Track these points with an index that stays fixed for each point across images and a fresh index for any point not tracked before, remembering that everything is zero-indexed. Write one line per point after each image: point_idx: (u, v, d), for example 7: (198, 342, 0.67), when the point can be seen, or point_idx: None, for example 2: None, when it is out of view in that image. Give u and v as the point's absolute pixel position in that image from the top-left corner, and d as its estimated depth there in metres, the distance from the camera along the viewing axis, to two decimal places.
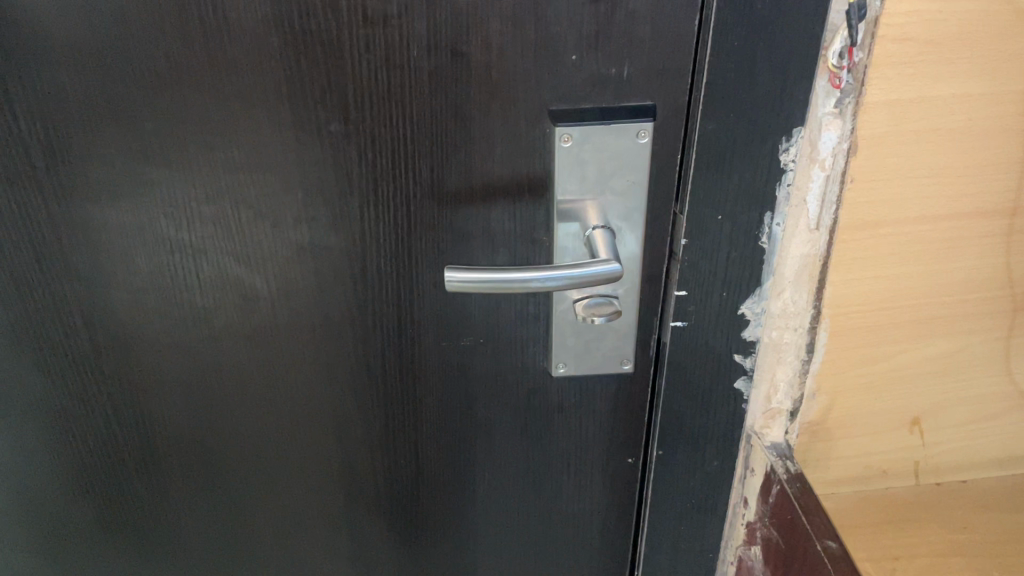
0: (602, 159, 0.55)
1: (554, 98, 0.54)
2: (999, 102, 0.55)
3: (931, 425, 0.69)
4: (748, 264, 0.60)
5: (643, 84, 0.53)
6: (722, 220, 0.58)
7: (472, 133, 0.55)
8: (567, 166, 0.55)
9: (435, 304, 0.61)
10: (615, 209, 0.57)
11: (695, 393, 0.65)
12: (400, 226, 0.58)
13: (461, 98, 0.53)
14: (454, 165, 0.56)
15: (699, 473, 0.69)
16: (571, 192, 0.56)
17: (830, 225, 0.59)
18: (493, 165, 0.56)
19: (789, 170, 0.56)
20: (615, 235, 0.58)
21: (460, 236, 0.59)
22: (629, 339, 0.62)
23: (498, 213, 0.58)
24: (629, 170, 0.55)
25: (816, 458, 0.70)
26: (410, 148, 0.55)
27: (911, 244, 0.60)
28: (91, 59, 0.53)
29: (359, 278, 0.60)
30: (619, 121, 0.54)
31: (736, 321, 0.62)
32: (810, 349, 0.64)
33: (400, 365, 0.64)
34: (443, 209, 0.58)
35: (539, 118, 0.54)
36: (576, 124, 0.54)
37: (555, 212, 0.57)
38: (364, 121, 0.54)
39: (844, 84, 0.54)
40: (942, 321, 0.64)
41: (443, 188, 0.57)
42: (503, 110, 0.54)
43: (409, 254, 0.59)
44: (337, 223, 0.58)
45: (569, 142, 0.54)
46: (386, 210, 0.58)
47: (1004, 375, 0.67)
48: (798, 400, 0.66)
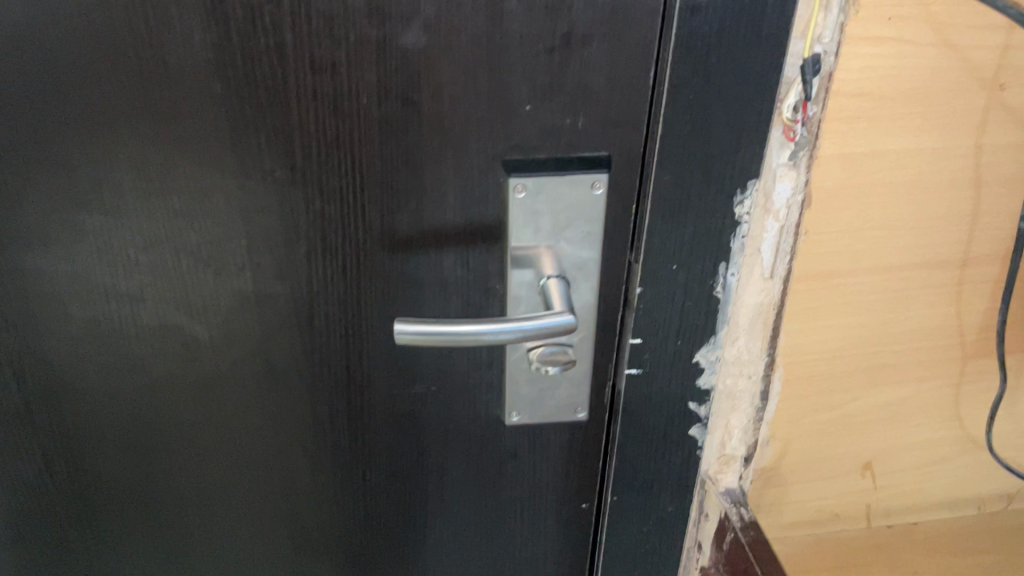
0: (557, 210, 0.54)
1: (508, 147, 0.53)
2: (950, 156, 0.55)
3: (883, 469, 0.69)
4: (702, 314, 0.59)
5: (599, 134, 0.53)
6: (677, 269, 0.57)
7: (424, 182, 0.53)
8: (521, 216, 0.54)
9: (386, 352, 0.60)
10: (569, 260, 0.56)
11: (650, 440, 0.65)
12: (348, 275, 0.57)
13: (412, 147, 0.52)
14: (405, 213, 0.54)
15: (653, 519, 0.68)
16: (525, 241, 0.55)
17: (784, 275, 0.59)
18: (446, 213, 0.55)
19: (744, 222, 0.56)
20: (569, 285, 0.57)
21: (411, 285, 0.57)
22: (583, 388, 0.61)
23: (451, 261, 0.57)
24: (584, 220, 0.55)
25: (770, 503, 0.69)
26: (358, 196, 0.54)
27: (864, 294, 0.60)
28: (22, 100, 0.50)
29: (307, 326, 0.59)
30: (576, 171, 0.53)
31: (691, 369, 0.62)
32: (764, 396, 0.64)
33: (348, 414, 0.63)
34: (393, 257, 0.56)
35: (492, 167, 0.53)
36: (530, 174, 0.53)
37: (508, 259, 0.56)
38: (312, 169, 0.52)
39: (798, 136, 0.53)
40: (894, 368, 0.64)
41: (394, 236, 0.55)
42: (455, 158, 0.53)
43: (358, 302, 0.58)
44: (284, 271, 0.56)
45: (523, 192, 0.53)
46: (335, 258, 0.56)
47: (954, 420, 0.67)
48: (752, 446, 0.66)
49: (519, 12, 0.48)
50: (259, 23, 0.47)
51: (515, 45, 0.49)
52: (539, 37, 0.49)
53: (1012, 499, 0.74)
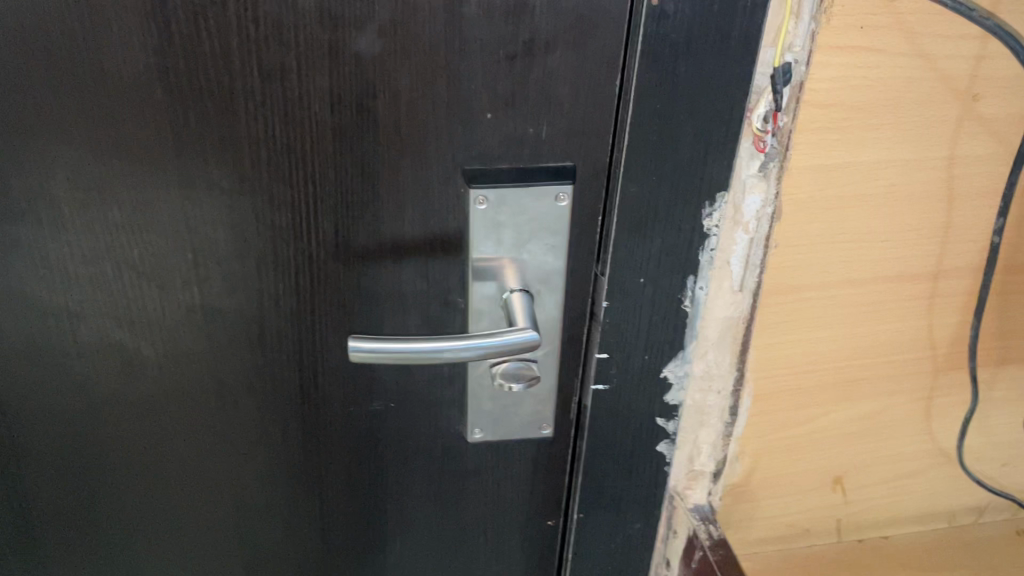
0: (520, 222, 0.52)
1: (468, 157, 0.51)
2: (924, 167, 0.54)
3: (853, 484, 0.68)
4: (670, 328, 0.58)
5: (563, 144, 0.51)
6: (644, 282, 0.55)
7: (380, 193, 0.51)
8: (482, 228, 0.52)
9: (343, 368, 0.58)
10: (533, 273, 0.54)
11: (616, 457, 0.63)
12: (302, 289, 0.54)
13: (367, 156, 0.50)
14: (361, 225, 0.52)
15: (620, 535, 0.67)
16: (487, 253, 0.53)
17: (753, 288, 0.57)
18: (404, 225, 0.53)
19: (712, 235, 0.54)
20: (533, 298, 0.55)
21: (368, 299, 0.55)
22: (549, 404, 0.60)
23: (410, 274, 0.54)
24: (547, 233, 0.53)
25: (740, 519, 0.68)
26: (312, 207, 0.51)
27: (835, 308, 0.58)
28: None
29: (260, 342, 0.56)
30: (538, 181, 0.51)
31: (659, 385, 0.60)
32: (733, 411, 0.62)
33: (304, 431, 0.60)
34: (349, 270, 0.54)
35: (452, 177, 0.51)
36: (491, 185, 0.50)
37: (470, 271, 0.54)
38: (262, 179, 0.50)
39: (768, 147, 0.52)
40: (866, 382, 0.62)
41: (349, 248, 0.53)
42: (413, 168, 0.51)
43: (313, 316, 0.55)
44: (233, 284, 0.54)
45: (484, 204, 0.51)
46: (288, 271, 0.53)
47: (925, 434, 0.66)
48: (721, 462, 0.64)
49: (478, 17, 0.46)
50: (203, 25, 0.45)
51: (474, 52, 0.47)
52: (499, 44, 0.47)
53: (983, 512, 0.73)
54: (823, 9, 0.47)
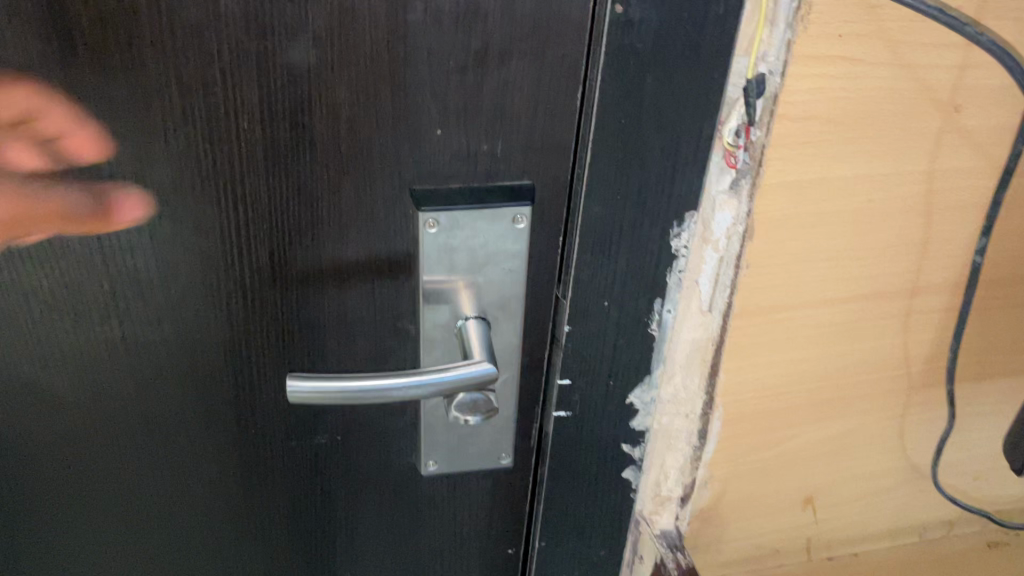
0: (474, 246, 0.47)
1: (415, 175, 0.46)
2: (901, 181, 0.51)
3: (824, 503, 0.65)
4: (636, 353, 0.54)
5: (518, 161, 0.47)
6: (608, 305, 0.52)
7: (320, 215, 0.47)
8: (433, 253, 0.47)
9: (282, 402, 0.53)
10: (490, 299, 0.50)
11: (580, 485, 0.59)
12: (234, 318, 0.50)
13: (304, 176, 0.45)
14: (299, 249, 0.48)
15: (584, 563, 0.64)
16: (439, 279, 0.49)
17: (723, 308, 0.54)
18: (346, 249, 0.48)
19: (681, 256, 0.50)
20: (490, 325, 0.51)
21: (309, 327, 0.51)
22: (508, 435, 0.56)
23: (354, 301, 0.50)
24: (504, 256, 0.48)
25: (708, 542, 0.65)
26: (244, 232, 0.47)
27: (810, 328, 0.55)
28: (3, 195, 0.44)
29: (188, 376, 0.51)
30: (495, 204, 0.46)
31: (624, 410, 0.57)
32: (702, 435, 0.59)
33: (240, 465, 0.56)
34: (288, 298, 0.49)
35: (398, 198, 0.47)
36: (442, 208, 0.46)
37: (421, 296, 0.49)
38: (185, 202, 0.45)
39: (740, 163, 0.48)
40: (839, 402, 0.60)
41: (287, 275, 0.48)
42: (356, 189, 0.46)
43: (248, 347, 0.51)
44: (157, 316, 0.49)
45: (434, 227, 0.46)
46: (217, 301, 0.49)
47: (897, 452, 0.64)
48: (689, 487, 0.61)
49: (425, 25, 0.41)
50: (112, 37, 0.40)
51: (421, 63, 0.42)
52: (447, 54, 0.42)
53: (954, 525, 0.71)
54: (800, 16, 0.44)
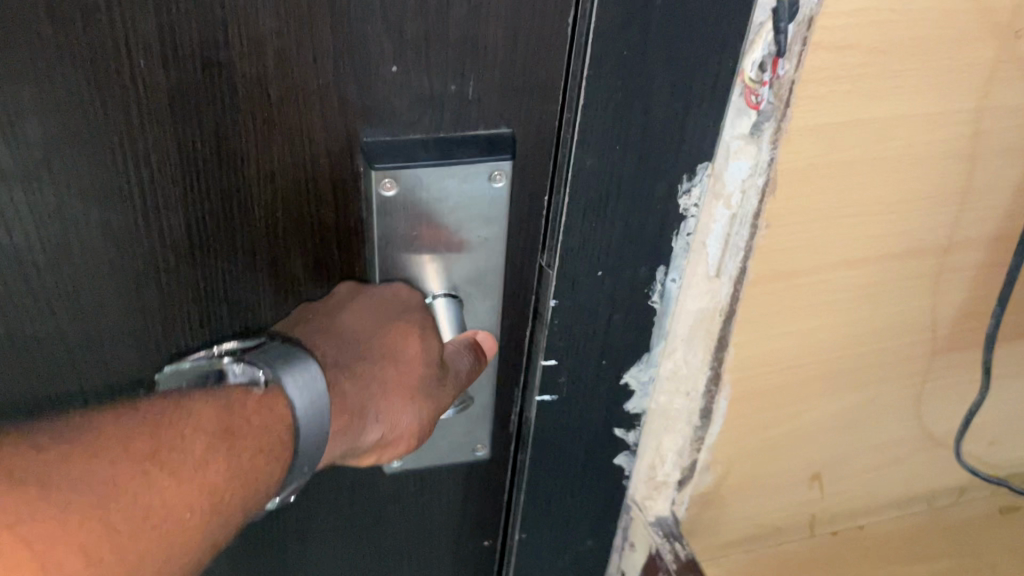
0: (441, 209, 0.40)
1: (367, 122, 0.37)
2: (947, 123, 0.43)
3: (832, 478, 0.59)
4: (633, 328, 0.46)
5: (498, 104, 0.38)
6: (603, 276, 0.43)
7: (246, 175, 0.38)
8: (392, 218, 0.40)
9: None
10: (461, 273, 0.43)
11: (567, 473, 0.52)
12: (148, 299, 0.41)
13: (223, 127, 0.36)
14: (221, 216, 0.39)
15: (569, 553, 0.57)
16: (400, 248, 0.41)
17: (734, 273, 0.45)
18: (279, 214, 0.40)
19: (690, 216, 0.42)
20: (462, 302, 0.44)
21: (238, 306, 0.42)
22: (484, 424, 0.50)
23: (294, 274, 0.42)
24: (476, 222, 0.41)
25: (705, 526, 0.58)
26: (152, 198, 0.37)
27: (832, 294, 0.48)
28: (418, 418, 0.39)
29: (101, 371, 0.43)
30: (466, 160, 0.38)
31: (618, 392, 0.49)
32: (705, 416, 0.51)
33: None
34: (213, 272, 0.41)
35: (344, 150, 0.38)
36: (401, 166, 0.38)
37: (377, 271, 0.42)
38: (69, 166, 0.35)
39: (763, 103, 0.39)
40: (856, 373, 0.53)
41: (209, 246, 0.40)
42: (290, 142, 0.37)
43: (166, 333, 0.42)
44: (48, 304, 0.39)
45: (393, 188, 0.38)
46: (124, 281, 0.40)
47: (913, 419, 0.58)
48: (688, 471, 0.54)
49: None
50: None
51: None
52: None
53: (963, 491, 0.66)
54: None
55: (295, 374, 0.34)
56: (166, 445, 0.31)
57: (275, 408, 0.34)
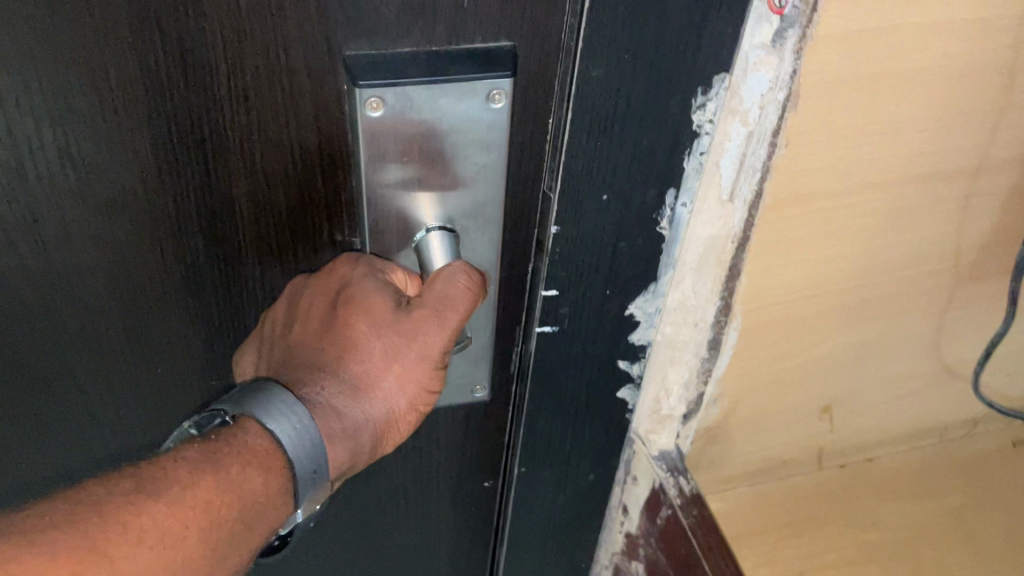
0: (433, 132, 0.37)
1: (349, 35, 0.34)
2: (989, 31, 0.39)
3: (843, 411, 0.57)
4: (640, 256, 0.43)
5: (498, 12, 0.34)
6: (609, 200, 0.40)
7: (216, 94, 0.34)
8: (378, 141, 0.36)
9: (200, 317, 0.43)
10: (457, 205, 0.40)
11: (568, 407, 0.50)
12: (116, 227, 0.38)
13: (187, 39, 0.32)
14: (191, 139, 0.35)
15: (570, 487, 0.56)
16: (389, 176, 0.38)
17: (749, 197, 0.42)
18: (256, 138, 0.36)
19: (704, 133, 0.39)
20: (458, 236, 0.41)
21: (215, 237, 0.40)
22: (483, 364, 0.47)
23: (276, 205, 0.39)
24: (471, 148, 0.38)
25: (711, 460, 0.56)
26: (113, 117, 0.34)
27: (852, 220, 0.45)
28: (413, 382, 0.38)
29: (71, 298, 0.40)
30: (461, 79, 0.35)
31: (622, 323, 0.47)
32: (714, 347, 0.49)
33: (161, 392, 0.46)
34: (186, 200, 0.38)
35: (326, 68, 0.34)
36: (386, 84, 0.34)
37: (365, 201, 0.39)
38: (18, 79, 0.32)
39: (787, 8, 0.36)
40: (873, 304, 0.50)
41: (180, 171, 0.36)
42: (264, 55, 0.33)
43: (140, 266, 0.40)
44: (10, 231, 0.37)
45: (379, 107, 0.35)
46: (89, 208, 0.37)
47: (930, 353, 0.55)
48: (693, 404, 0.52)
49: None
50: None
51: None
52: None
53: (976, 424, 0.64)
54: None
55: (259, 395, 0.36)
56: (148, 476, 0.33)
57: (248, 431, 0.36)
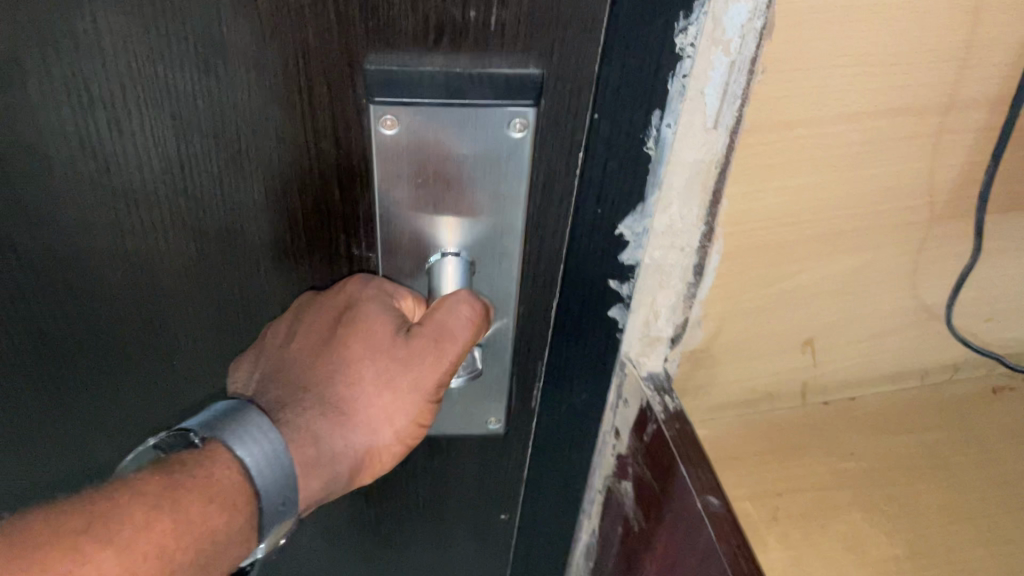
0: (444, 155, 0.43)
1: (373, 51, 0.39)
2: None
3: (825, 345, 0.61)
4: (629, 174, 0.47)
5: (520, 35, 0.39)
6: (600, 119, 0.44)
7: (269, 85, 0.40)
8: (392, 159, 0.43)
9: (241, 273, 0.49)
10: (472, 234, 0.46)
11: (564, 324, 0.54)
12: (171, 184, 0.44)
13: (247, 37, 0.38)
14: (242, 123, 0.41)
15: (566, 406, 0.60)
16: (400, 199, 0.45)
17: (731, 124, 0.46)
18: (300, 131, 0.42)
19: (687, 56, 0.42)
20: (471, 263, 0.47)
21: (261, 210, 0.46)
22: (503, 397, 0.56)
23: (316, 198, 0.45)
24: (485, 178, 0.44)
25: (698, 385, 0.60)
26: (172, 97, 0.40)
27: (828, 150, 0.48)
28: (401, 412, 0.43)
29: (131, 238, 0.46)
30: (478, 102, 0.41)
31: (612, 243, 0.50)
32: (699, 271, 0.53)
33: (202, 332, 0.52)
34: (235, 172, 0.43)
35: (367, 80, 0.40)
36: (403, 103, 0.40)
37: (382, 217, 0.45)
38: (103, 45, 0.38)
39: None
40: (850, 237, 0.54)
41: (221, 156, 0.43)
42: (311, 55, 0.39)
43: (195, 220, 0.46)
44: (79, 180, 0.43)
45: (393, 126, 0.41)
46: (150, 164, 0.43)
47: (908, 291, 0.59)
48: (680, 326, 0.56)
49: None
50: None
51: None
52: None
53: (957, 369, 0.67)
54: None
55: (240, 429, 0.40)
56: (105, 509, 0.35)
57: (217, 460, 0.39)
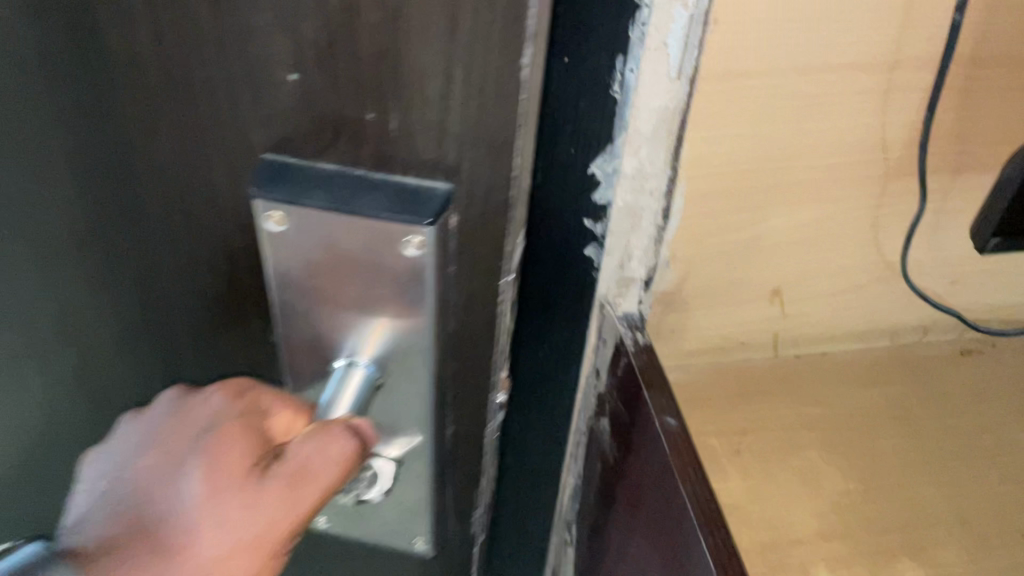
0: (336, 250, 0.41)
1: (266, 145, 0.39)
2: None
3: (793, 296, 0.65)
4: (598, 116, 0.53)
5: (425, 135, 0.37)
6: (569, 61, 0.50)
7: (167, 151, 0.39)
8: (282, 247, 0.42)
9: (159, 337, 0.48)
10: (383, 350, 0.45)
11: (543, 260, 0.60)
12: (87, 262, 0.44)
13: (133, 101, 0.37)
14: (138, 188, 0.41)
15: (549, 344, 0.65)
16: (293, 281, 0.44)
17: (690, 74, 0.51)
18: (199, 209, 0.42)
19: (644, 6, 0.48)
20: (377, 387, 0.46)
21: (169, 287, 0.46)
22: (418, 519, 0.55)
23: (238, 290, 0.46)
24: (391, 293, 0.42)
25: (671, 329, 0.65)
26: (69, 154, 0.40)
27: (781, 100, 0.53)
28: (244, 549, 0.40)
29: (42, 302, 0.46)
30: (368, 212, 0.39)
31: (585, 181, 0.56)
32: (666, 215, 0.58)
33: (120, 393, 0.51)
34: (139, 247, 0.44)
35: (260, 163, 0.39)
36: (280, 203, 0.40)
37: (281, 304, 0.45)
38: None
39: None
40: (808, 187, 0.58)
41: (126, 226, 0.43)
42: (192, 119, 0.38)
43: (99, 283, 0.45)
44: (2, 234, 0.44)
45: (278, 224, 0.41)
46: (55, 238, 0.43)
47: (871, 246, 0.63)
48: (652, 268, 0.61)
49: None
50: None
51: None
52: None
53: (927, 331, 0.71)
54: None
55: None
56: None
57: None
